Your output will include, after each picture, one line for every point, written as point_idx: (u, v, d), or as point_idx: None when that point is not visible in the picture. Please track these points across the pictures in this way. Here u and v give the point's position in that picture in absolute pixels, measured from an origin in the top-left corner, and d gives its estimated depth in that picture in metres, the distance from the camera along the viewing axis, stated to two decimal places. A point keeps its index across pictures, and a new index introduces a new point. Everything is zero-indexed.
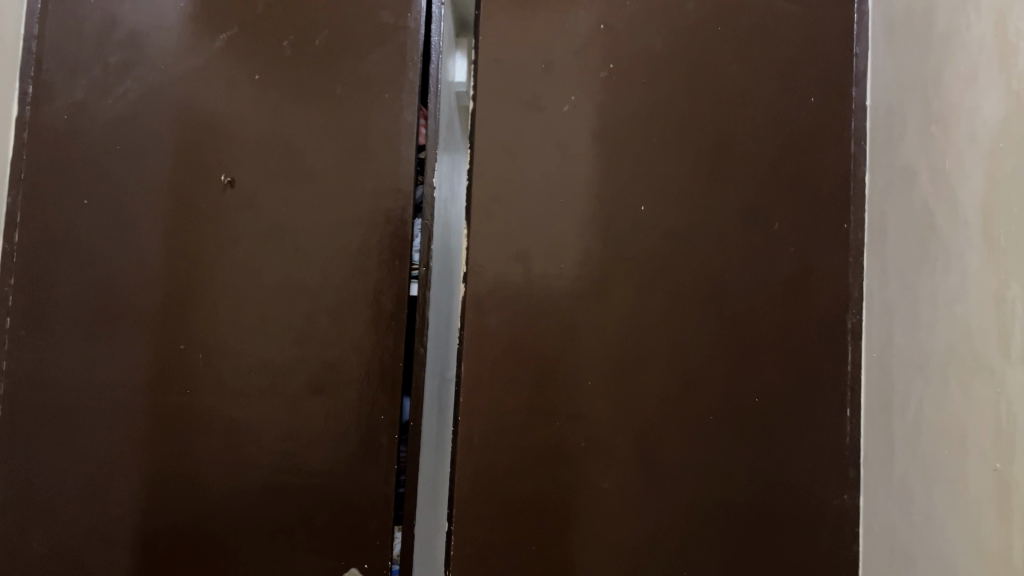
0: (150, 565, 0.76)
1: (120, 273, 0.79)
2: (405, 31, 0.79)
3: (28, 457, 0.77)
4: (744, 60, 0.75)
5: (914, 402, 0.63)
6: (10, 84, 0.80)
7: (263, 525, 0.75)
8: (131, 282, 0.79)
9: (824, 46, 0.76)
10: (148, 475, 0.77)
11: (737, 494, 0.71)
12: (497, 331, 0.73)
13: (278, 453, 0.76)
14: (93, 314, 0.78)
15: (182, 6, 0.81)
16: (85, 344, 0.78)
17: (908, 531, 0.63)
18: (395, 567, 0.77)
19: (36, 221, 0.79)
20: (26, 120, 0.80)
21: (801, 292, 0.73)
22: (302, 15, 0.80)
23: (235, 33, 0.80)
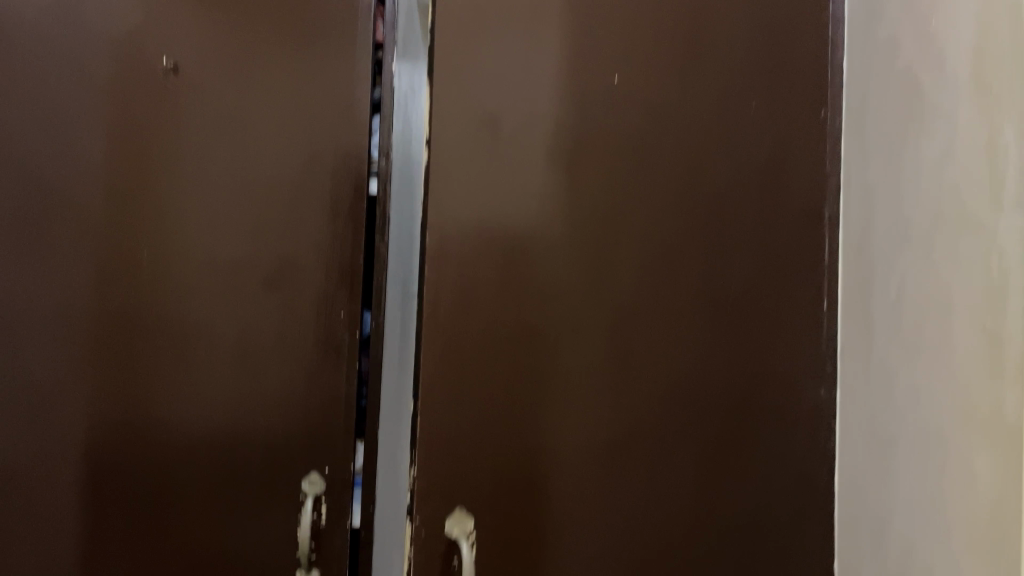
0: (101, 478, 0.70)
1: (52, 166, 0.71)
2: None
3: None
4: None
5: (898, 279, 0.61)
6: None
7: (220, 430, 0.71)
8: (63, 178, 0.71)
9: None
10: (95, 383, 0.71)
11: (715, 388, 0.69)
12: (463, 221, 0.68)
13: (233, 352, 0.71)
14: (19, 213, 0.71)
15: None
16: (10, 246, 0.71)
17: (890, 412, 0.61)
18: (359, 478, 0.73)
19: None
20: None
21: (780, 179, 0.70)
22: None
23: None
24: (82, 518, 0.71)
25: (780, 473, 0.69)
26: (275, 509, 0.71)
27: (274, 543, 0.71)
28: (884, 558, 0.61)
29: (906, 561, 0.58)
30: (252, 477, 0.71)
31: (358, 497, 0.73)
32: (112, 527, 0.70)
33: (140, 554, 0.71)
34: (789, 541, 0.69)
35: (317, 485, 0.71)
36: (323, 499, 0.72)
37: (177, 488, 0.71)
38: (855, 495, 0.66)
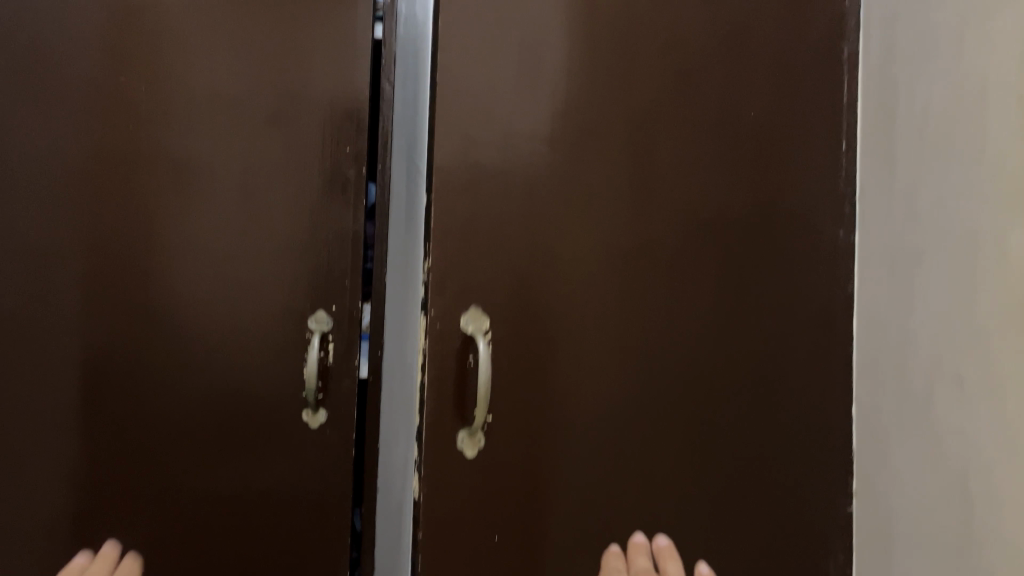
0: (94, 322, 0.65)
1: None
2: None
3: None
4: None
5: (925, 90, 0.59)
6: None
7: (218, 274, 0.66)
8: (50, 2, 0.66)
9: None
10: (89, 220, 0.65)
11: (743, 225, 0.64)
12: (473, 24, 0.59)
13: (234, 193, 0.66)
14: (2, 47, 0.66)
15: None
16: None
17: (915, 228, 0.60)
18: (365, 336, 0.67)
19: None
20: None
21: (804, 7, 0.66)
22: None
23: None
24: (74, 377, 0.65)
25: (803, 316, 0.65)
26: (276, 361, 0.66)
27: (274, 397, 0.66)
28: (911, 383, 0.59)
29: (933, 376, 0.57)
30: (248, 326, 0.66)
31: (365, 356, 0.67)
32: (105, 381, 0.65)
33: (135, 411, 0.65)
34: (814, 385, 0.65)
35: (324, 323, 0.66)
36: (329, 338, 0.66)
37: (173, 335, 0.66)
38: (877, 332, 0.64)
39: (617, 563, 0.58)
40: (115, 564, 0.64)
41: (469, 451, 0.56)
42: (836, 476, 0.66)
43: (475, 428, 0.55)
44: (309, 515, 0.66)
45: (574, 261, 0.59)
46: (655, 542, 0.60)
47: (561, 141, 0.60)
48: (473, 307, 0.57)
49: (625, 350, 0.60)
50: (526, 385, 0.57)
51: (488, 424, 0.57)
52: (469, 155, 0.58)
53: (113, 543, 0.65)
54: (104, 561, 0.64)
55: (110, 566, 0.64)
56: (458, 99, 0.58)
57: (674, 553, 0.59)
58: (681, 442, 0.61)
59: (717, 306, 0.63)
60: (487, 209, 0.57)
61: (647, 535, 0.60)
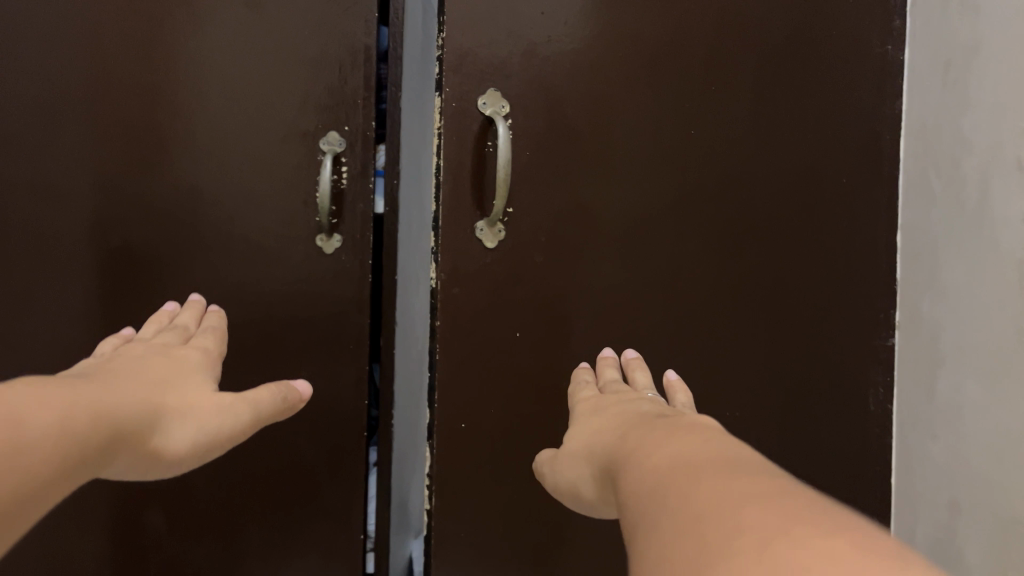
0: (99, 145, 0.62)
1: None
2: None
3: None
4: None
5: None
6: None
7: (226, 97, 0.62)
8: None
9: None
10: (87, 37, 0.61)
11: (780, 34, 0.59)
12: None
13: (239, 9, 0.62)
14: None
15: None
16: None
17: (972, 24, 0.54)
18: (381, 171, 0.63)
19: None
20: None
21: None
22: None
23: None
24: (80, 206, 0.62)
25: (846, 135, 0.60)
26: (286, 181, 0.63)
27: (285, 230, 0.63)
28: (964, 189, 0.54)
29: (991, 173, 0.52)
30: (258, 154, 0.62)
31: (381, 194, 0.63)
32: (115, 200, 0.62)
33: (144, 232, 0.62)
34: (857, 209, 0.61)
35: (337, 144, 0.62)
36: (342, 160, 0.62)
37: (180, 161, 0.62)
38: (926, 149, 0.59)
39: (586, 375, 0.53)
40: (203, 312, 0.60)
41: (488, 243, 0.54)
42: (876, 305, 0.61)
43: (496, 217, 0.52)
44: (326, 352, 0.63)
45: (594, 55, 0.55)
46: (623, 357, 0.55)
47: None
48: (492, 89, 0.53)
49: (650, 155, 0.56)
50: (548, 186, 0.55)
51: (508, 216, 0.54)
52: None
53: (198, 294, 0.62)
54: (192, 309, 0.60)
55: (198, 314, 0.59)
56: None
57: (642, 364, 0.53)
58: (709, 258, 0.58)
59: (751, 122, 0.58)
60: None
61: (617, 350, 0.56)
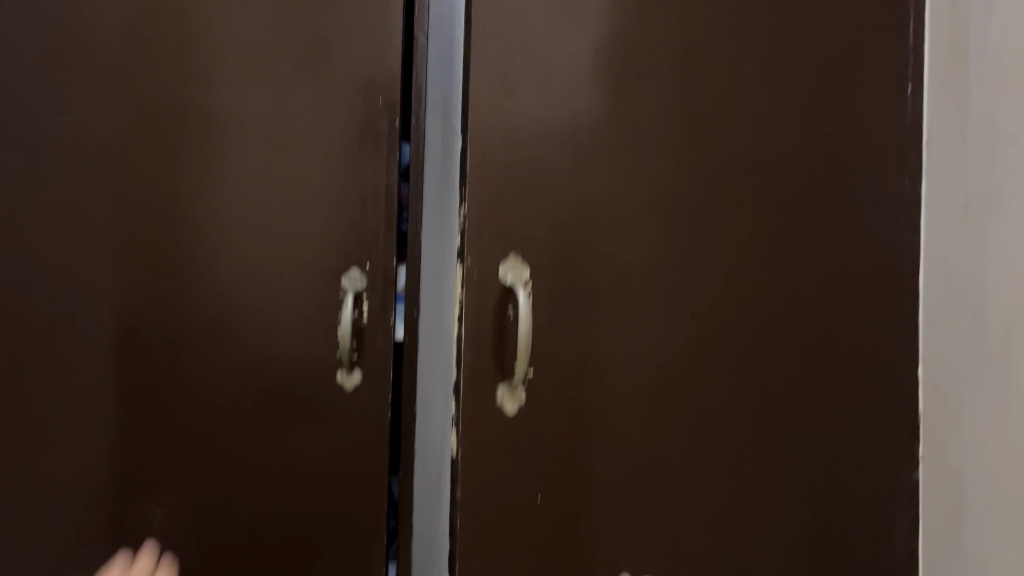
0: (123, 283, 0.61)
1: None
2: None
3: None
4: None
5: (1002, 22, 0.54)
6: None
7: (251, 233, 0.62)
8: None
9: None
10: (113, 178, 0.62)
11: (797, 174, 0.59)
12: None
13: (264, 147, 0.63)
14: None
15: None
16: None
17: (993, 173, 0.54)
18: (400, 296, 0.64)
19: None
20: None
21: None
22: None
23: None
24: (102, 344, 0.61)
25: (868, 269, 0.61)
26: (307, 316, 0.63)
27: (306, 365, 0.62)
28: (989, 336, 0.54)
29: (1015, 326, 0.51)
30: (282, 289, 0.63)
31: (401, 319, 0.64)
32: (134, 331, 0.61)
33: (166, 369, 0.61)
34: (879, 344, 0.61)
35: (358, 281, 0.63)
36: (363, 297, 0.63)
37: (206, 296, 0.62)
38: (947, 288, 0.59)
39: None
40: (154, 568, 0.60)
41: (509, 410, 0.54)
42: (900, 441, 0.61)
43: (516, 382, 0.53)
44: (347, 487, 0.63)
45: (618, 201, 0.56)
46: None
47: (606, 72, 0.56)
48: (512, 255, 0.54)
49: (672, 296, 0.57)
50: (572, 332, 0.55)
51: (531, 378, 0.54)
52: (507, 86, 0.54)
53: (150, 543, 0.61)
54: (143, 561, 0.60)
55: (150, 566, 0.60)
56: (496, 14, 0.54)
57: None
58: (730, 399, 0.58)
59: (772, 263, 0.59)
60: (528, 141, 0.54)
61: None
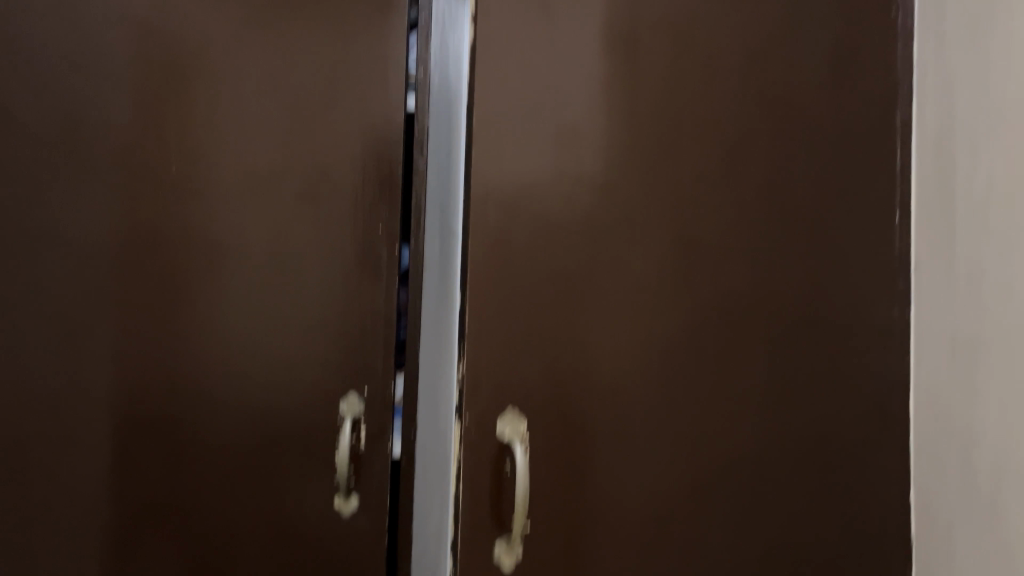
0: (121, 410, 0.61)
1: (66, 65, 0.62)
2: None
3: None
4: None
5: (988, 175, 0.56)
6: None
7: (251, 357, 0.62)
8: (75, 73, 0.62)
9: None
10: (115, 304, 0.61)
11: (788, 305, 0.62)
12: (513, 95, 0.58)
13: (267, 271, 0.63)
14: (15, 90, 0.62)
15: None
16: (6, 116, 0.61)
17: (981, 317, 0.57)
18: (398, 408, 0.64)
19: None
20: None
21: (848, 81, 0.65)
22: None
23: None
24: (100, 473, 0.61)
25: (859, 395, 0.63)
26: (307, 442, 0.63)
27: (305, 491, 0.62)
28: (975, 473, 0.56)
29: (1001, 472, 0.53)
30: (281, 413, 0.63)
31: (399, 431, 0.64)
32: (131, 459, 0.61)
33: (165, 497, 0.61)
34: (868, 468, 0.63)
35: (356, 406, 0.63)
36: (361, 422, 0.63)
37: (205, 423, 0.62)
38: (937, 418, 0.61)
39: None
40: None
41: (506, 565, 0.56)
42: (886, 557, 0.63)
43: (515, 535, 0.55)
44: None
45: (615, 339, 0.59)
46: None
47: (606, 217, 0.59)
48: (511, 409, 0.56)
49: (665, 427, 0.59)
50: (571, 467, 0.57)
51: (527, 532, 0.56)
52: (505, 236, 0.57)
53: None
54: None
55: None
56: (495, 171, 0.58)
57: None
58: (723, 523, 0.60)
59: (763, 392, 0.62)
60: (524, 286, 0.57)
61: None
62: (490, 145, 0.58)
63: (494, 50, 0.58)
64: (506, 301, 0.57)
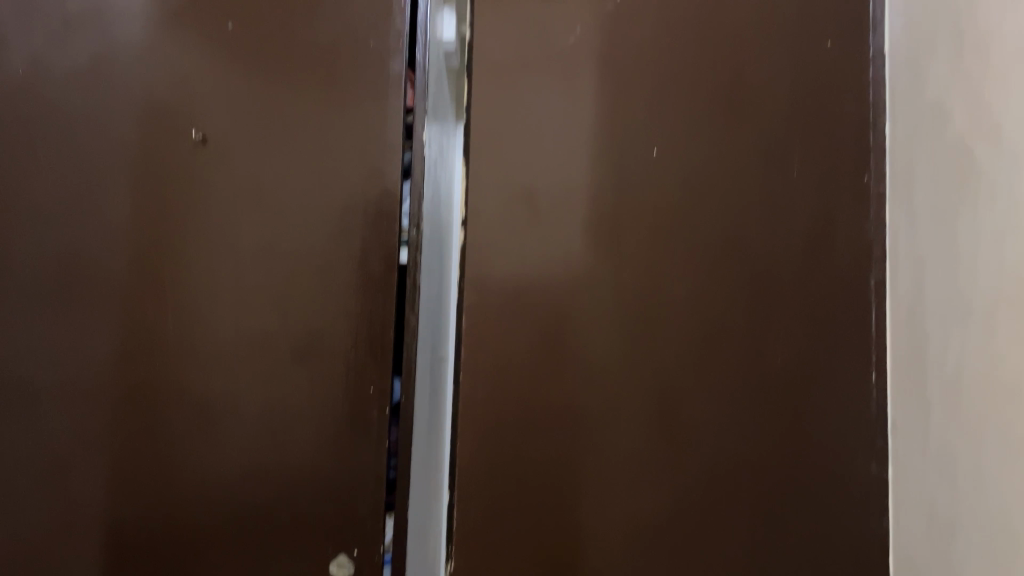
0: (116, 561, 0.66)
1: (85, 242, 0.70)
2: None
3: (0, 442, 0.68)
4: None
5: (954, 356, 0.58)
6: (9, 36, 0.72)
7: (235, 513, 0.67)
8: (94, 247, 0.70)
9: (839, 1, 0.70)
10: (114, 462, 0.67)
11: (763, 465, 0.65)
12: (509, 282, 0.66)
13: (255, 432, 0.68)
14: (47, 268, 0.70)
15: None
16: (43, 291, 0.69)
17: (950, 495, 0.58)
18: (387, 557, 0.68)
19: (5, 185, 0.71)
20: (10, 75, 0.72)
21: (824, 245, 0.68)
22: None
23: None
24: None
25: (838, 552, 0.66)
26: None
27: None
28: None
29: None
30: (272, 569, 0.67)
31: None
32: None
33: None
34: None
35: (345, 565, 0.67)
36: None
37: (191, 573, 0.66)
38: None
39: None
40: None
41: None
42: None
43: None
44: None
45: (595, 502, 0.64)
46: None
47: (585, 391, 0.65)
48: None
49: None
50: None
51: None
52: (499, 413, 0.65)
53: None
54: None
55: None
56: (484, 353, 0.65)
57: None
58: None
59: (744, 549, 0.65)
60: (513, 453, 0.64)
61: None
62: (483, 337, 0.66)
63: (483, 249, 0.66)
64: (492, 468, 0.64)
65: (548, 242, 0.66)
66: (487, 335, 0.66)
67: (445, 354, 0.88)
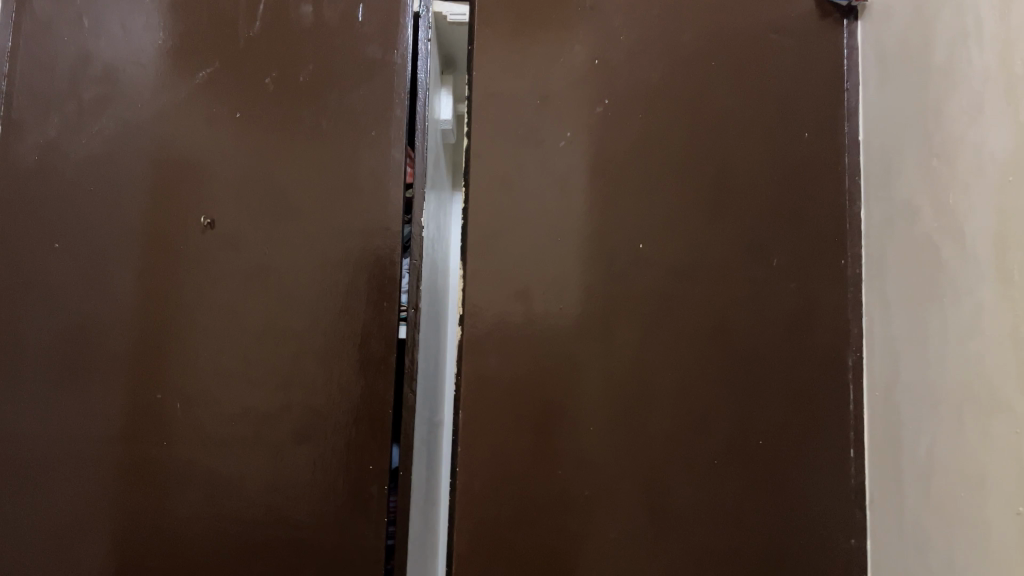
0: None
1: (96, 323, 0.72)
2: (394, 30, 0.77)
3: (10, 518, 0.70)
4: (744, 81, 0.73)
5: (925, 442, 0.61)
6: (23, 123, 0.74)
7: None
8: (105, 329, 0.72)
9: (817, 93, 0.74)
10: (121, 536, 0.69)
11: (748, 541, 0.68)
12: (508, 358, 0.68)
13: (259, 507, 0.70)
14: (58, 349, 0.72)
15: (162, 71, 0.75)
16: (54, 370, 0.71)
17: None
18: None
19: (17, 268, 0.72)
20: (22, 160, 0.74)
21: (806, 329, 0.71)
22: (284, 16, 0.76)
23: (217, 54, 0.76)
24: None
25: None
26: None
27: None
28: None
29: None
30: None
31: None
32: None
33: None
34: None
35: None
36: None
37: None
38: None
39: None
40: None
41: None
42: None
43: None
44: None
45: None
46: None
47: (579, 472, 0.67)
48: None
49: None
50: None
51: None
52: (496, 495, 0.67)
53: None
54: None
55: None
56: (479, 437, 0.67)
57: None
58: None
59: None
60: (503, 540, 0.66)
61: None
62: (481, 419, 0.67)
63: (479, 338, 0.68)
64: (491, 550, 0.66)
65: (543, 327, 0.69)
66: (484, 417, 0.67)
67: (441, 419, 0.92)
